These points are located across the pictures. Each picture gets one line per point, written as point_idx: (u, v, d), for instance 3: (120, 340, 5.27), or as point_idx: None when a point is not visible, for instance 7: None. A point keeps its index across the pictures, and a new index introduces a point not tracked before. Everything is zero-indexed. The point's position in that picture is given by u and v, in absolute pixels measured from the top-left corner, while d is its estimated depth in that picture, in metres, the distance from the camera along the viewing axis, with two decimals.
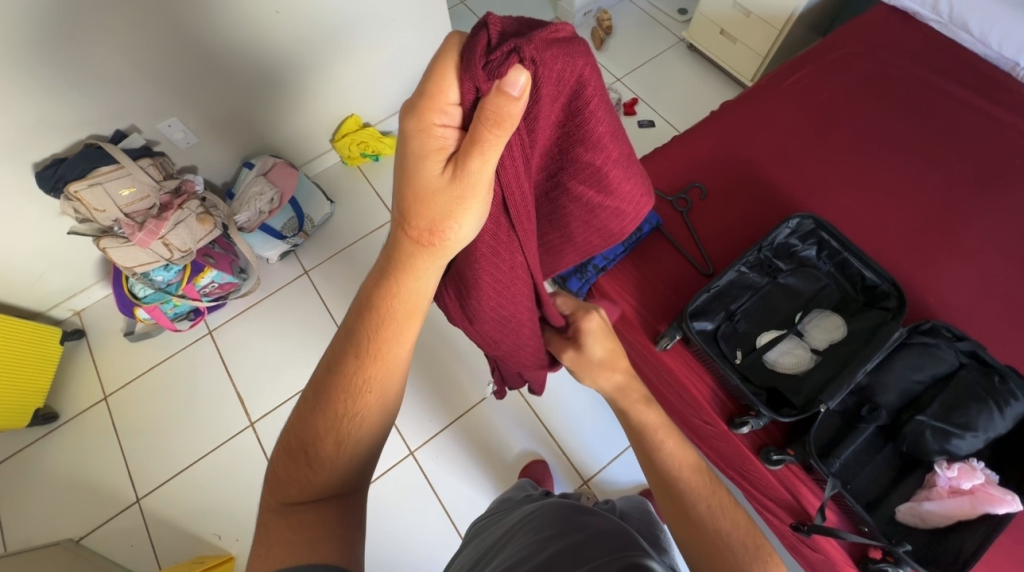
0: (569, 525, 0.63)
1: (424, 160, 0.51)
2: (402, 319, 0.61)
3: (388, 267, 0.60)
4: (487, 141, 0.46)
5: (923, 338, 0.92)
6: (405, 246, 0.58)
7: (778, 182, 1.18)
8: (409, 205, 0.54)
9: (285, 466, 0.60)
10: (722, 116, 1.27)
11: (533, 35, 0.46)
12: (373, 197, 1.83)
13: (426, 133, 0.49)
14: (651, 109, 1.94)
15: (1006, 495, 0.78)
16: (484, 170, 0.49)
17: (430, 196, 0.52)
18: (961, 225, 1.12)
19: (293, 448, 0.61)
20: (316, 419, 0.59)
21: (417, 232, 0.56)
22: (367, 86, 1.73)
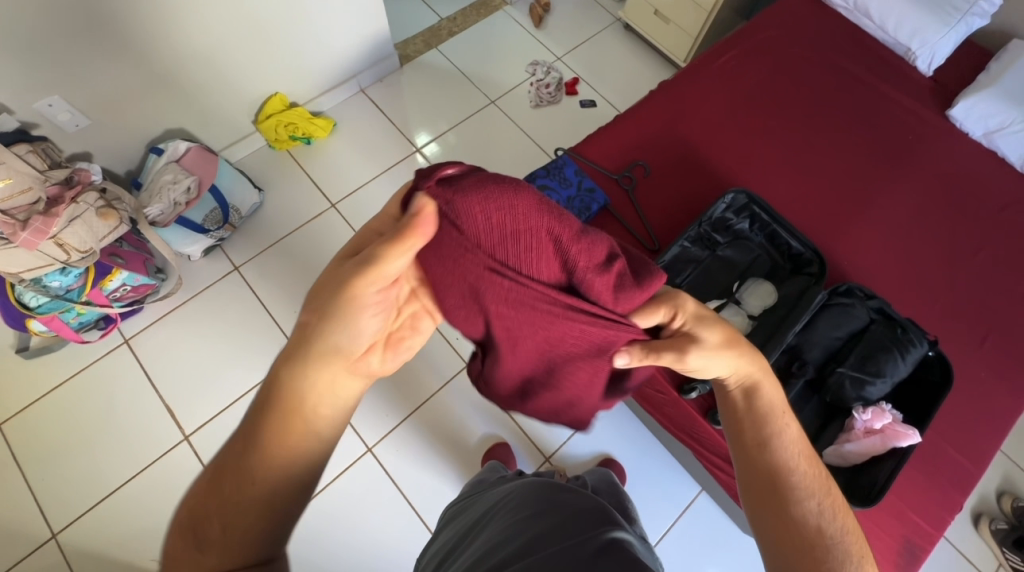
0: (543, 502, 0.65)
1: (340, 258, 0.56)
2: (307, 381, 0.55)
3: (289, 350, 0.56)
4: (385, 243, 0.51)
5: (841, 299, 1.02)
6: (305, 330, 0.55)
7: (713, 159, 1.24)
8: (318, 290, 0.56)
9: (175, 546, 0.52)
10: (660, 96, 1.31)
11: (434, 177, 0.54)
12: (308, 184, 1.70)
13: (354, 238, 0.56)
14: (592, 89, 1.96)
15: (908, 430, 0.89)
16: (376, 272, 0.51)
17: (333, 287, 0.53)
18: (869, 196, 1.24)
19: (186, 523, 0.53)
20: (206, 499, 0.52)
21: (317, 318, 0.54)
22: (291, 61, 1.59)
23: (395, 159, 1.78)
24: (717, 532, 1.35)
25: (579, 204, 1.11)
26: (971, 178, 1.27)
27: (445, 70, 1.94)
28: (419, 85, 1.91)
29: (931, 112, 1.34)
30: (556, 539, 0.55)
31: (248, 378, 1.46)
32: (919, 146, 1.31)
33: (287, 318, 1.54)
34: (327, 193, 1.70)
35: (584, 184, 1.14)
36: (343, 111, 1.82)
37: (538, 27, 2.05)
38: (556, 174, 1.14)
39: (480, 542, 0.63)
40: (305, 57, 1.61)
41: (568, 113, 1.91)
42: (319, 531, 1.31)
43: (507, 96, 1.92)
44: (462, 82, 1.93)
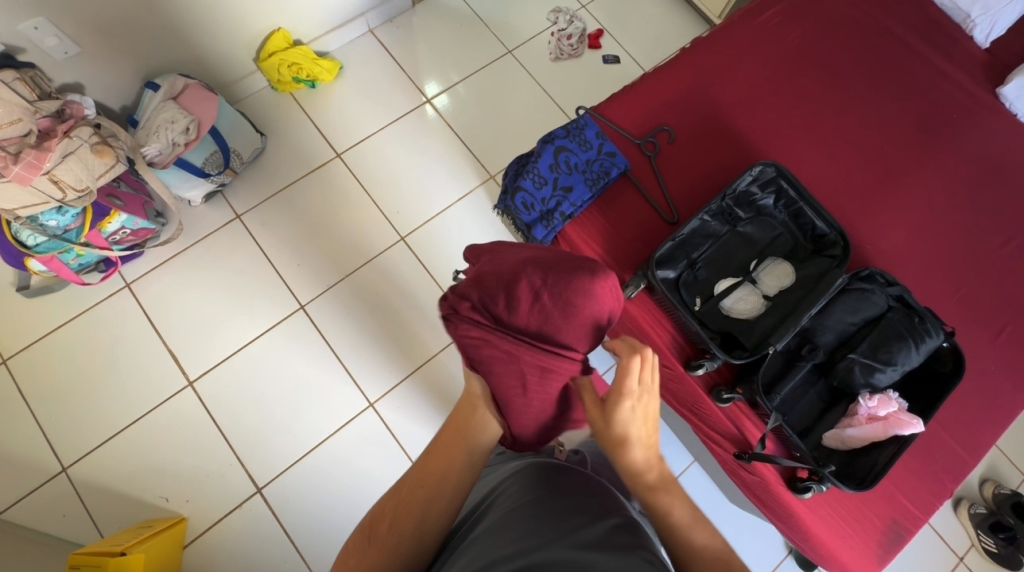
0: (552, 487, 0.67)
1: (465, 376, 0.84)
2: (454, 439, 0.77)
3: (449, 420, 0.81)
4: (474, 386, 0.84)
5: (861, 284, 0.99)
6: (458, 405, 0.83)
7: (743, 128, 1.17)
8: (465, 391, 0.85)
9: (355, 541, 0.66)
10: (693, 55, 1.21)
11: (453, 311, 0.83)
12: (312, 131, 1.62)
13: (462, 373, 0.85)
14: (616, 43, 1.82)
15: (912, 419, 0.89)
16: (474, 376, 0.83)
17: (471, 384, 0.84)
18: (902, 177, 1.18)
19: (370, 523, 0.67)
20: (388, 501, 0.69)
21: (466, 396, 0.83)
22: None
23: (404, 110, 1.69)
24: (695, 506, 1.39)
25: (598, 168, 1.05)
26: (1013, 164, 1.21)
27: (461, 12, 1.81)
28: (432, 28, 1.78)
29: (979, 88, 1.25)
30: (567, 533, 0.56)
31: (250, 328, 1.45)
32: (962, 126, 1.23)
33: (289, 271, 1.51)
34: (331, 142, 1.62)
35: (605, 148, 1.07)
36: (351, 53, 1.70)
37: None
38: (577, 135, 1.07)
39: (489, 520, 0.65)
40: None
41: (589, 69, 1.79)
42: (322, 476, 1.36)
43: (526, 46, 1.79)
44: (479, 27, 1.80)
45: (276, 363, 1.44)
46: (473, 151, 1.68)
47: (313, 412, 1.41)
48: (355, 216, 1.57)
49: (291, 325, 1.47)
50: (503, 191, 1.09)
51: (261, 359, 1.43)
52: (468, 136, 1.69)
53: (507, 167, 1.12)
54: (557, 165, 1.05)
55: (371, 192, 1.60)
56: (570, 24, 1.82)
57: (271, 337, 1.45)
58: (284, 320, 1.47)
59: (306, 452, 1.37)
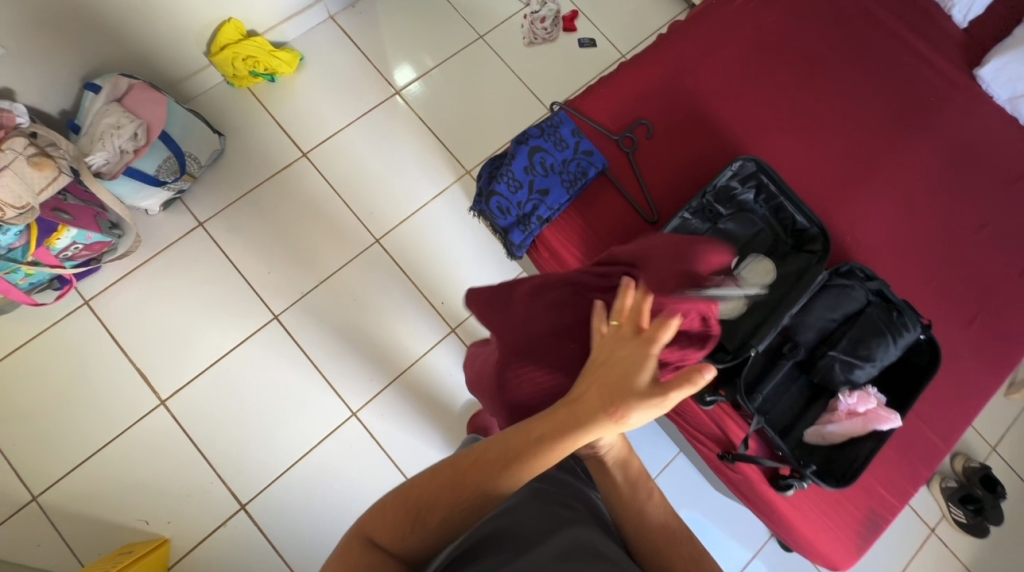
0: (526, 493, 0.66)
1: (635, 384, 0.53)
2: (562, 448, 0.56)
3: (577, 420, 0.55)
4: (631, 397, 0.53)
5: (840, 280, 0.99)
6: (600, 413, 0.54)
7: (722, 118, 1.14)
8: (615, 392, 0.54)
9: (398, 515, 0.54)
10: (670, 41, 1.16)
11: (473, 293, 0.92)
12: (274, 130, 1.53)
13: (639, 368, 0.53)
14: (592, 25, 1.75)
15: (890, 413, 0.90)
16: (650, 395, 0.53)
17: (635, 391, 0.53)
18: (882, 166, 1.17)
19: (421, 500, 0.54)
20: (460, 490, 0.54)
21: (615, 415, 0.54)
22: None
23: (372, 103, 1.60)
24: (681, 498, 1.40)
25: (575, 169, 1.01)
26: (988, 148, 1.21)
27: None
28: (397, 13, 1.68)
29: (956, 70, 1.23)
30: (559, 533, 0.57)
31: (222, 341, 1.39)
32: (940, 110, 1.21)
33: (259, 280, 1.44)
34: (296, 141, 1.54)
35: (581, 146, 1.03)
36: (312, 42, 1.60)
37: None
38: (553, 134, 1.02)
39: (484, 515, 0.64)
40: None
41: (565, 54, 1.72)
42: (306, 489, 1.34)
43: (498, 30, 1.71)
44: (447, 11, 1.70)
45: (251, 376, 1.39)
46: (447, 145, 1.61)
47: (293, 425, 1.37)
48: (326, 219, 1.51)
49: (265, 336, 1.41)
50: (477, 194, 1.04)
51: (237, 372, 1.38)
52: (442, 129, 1.62)
53: (482, 169, 1.06)
54: (532, 167, 1.00)
55: (341, 192, 1.53)
56: (543, 5, 1.74)
57: (243, 350, 1.40)
58: (256, 332, 1.41)
59: (288, 466, 1.34)
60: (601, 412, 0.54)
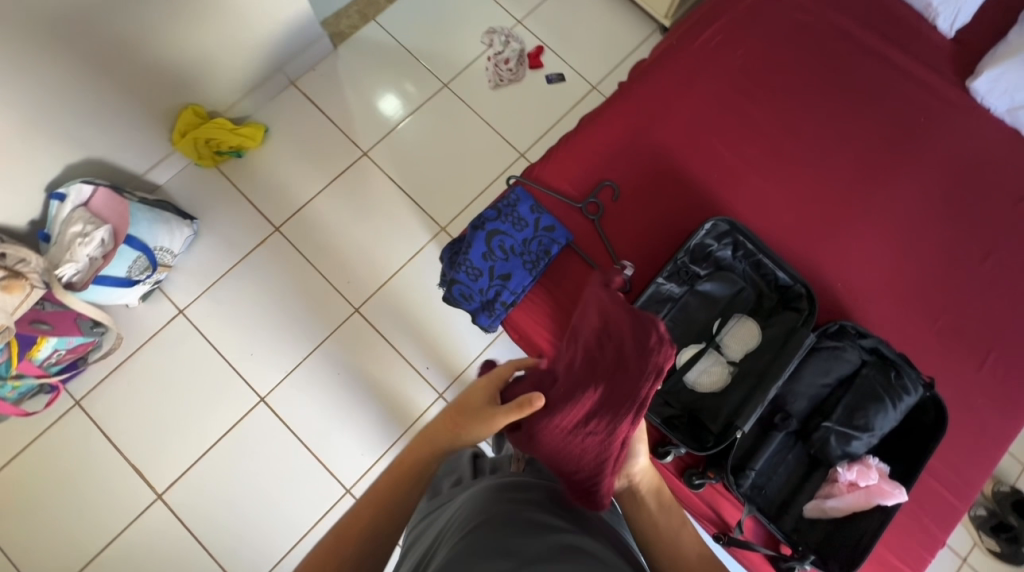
0: (496, 513, 0.58)
1: (473, 394, 0.72)
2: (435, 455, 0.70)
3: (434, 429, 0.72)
4: (471, 407, 0.69)
5: (830, 342, 0.92)
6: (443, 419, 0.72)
7: (692, 167, 1.08)
8: (459, 405, 0.71)
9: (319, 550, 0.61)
10: (630, 91, 1.11)
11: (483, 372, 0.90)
12: (246, 206, 1.52)
13: (472, 387, 0.73)
14: (559, 59, 1.69)
15: (895, 488, 0.84)
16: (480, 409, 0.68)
17: (473, 404, 0.69)
18: (872, 200, 1.09)
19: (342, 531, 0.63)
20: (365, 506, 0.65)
21: (457, 422, 0.70)
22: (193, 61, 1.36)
23: (342, 167, 1.58)
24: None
25: (536, 248, 0.97)
26: (989, 167, 1.11)
27: (387, 47, 1.67)
28: (359, 70, 1.65)
29: (946, 83, 1.15)
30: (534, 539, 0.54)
31: (213, 429, 1.39)
32: (933, 131, 1.13)
33: (244, 363, 1.44)
34: (269, 216, 1.53)
35: (541, 223, 0.99)
36: (276, 112, 1.59)
37: None
38: (509, 214, 0.99)
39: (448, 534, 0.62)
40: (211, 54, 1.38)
41: (533, 93, 1.66)
42: None
43: (462, 76, 1.67)
44: (410, 62, 1.67)
45: (244, 461, 1.38)
46: (420, 201, 1.58)
47: (289, 507, 1.37)
48: (305, 293, 1.49)
49: (254, 419, 1.41)
50: (440, 280, 1.02)
51: (232, 458, 1.38)
52: (413, 185, 1.59)
53: (443, 254, 1.04)
54: (491, 252, 0.97)
55: (318, 264, 1.52)
56: (506, 45, 1.69)
57: (235, 435, 1.40)
58: (246, 416, 1.41)
59: (289, 551, 1.33)
60: (449, 431, 0.69)
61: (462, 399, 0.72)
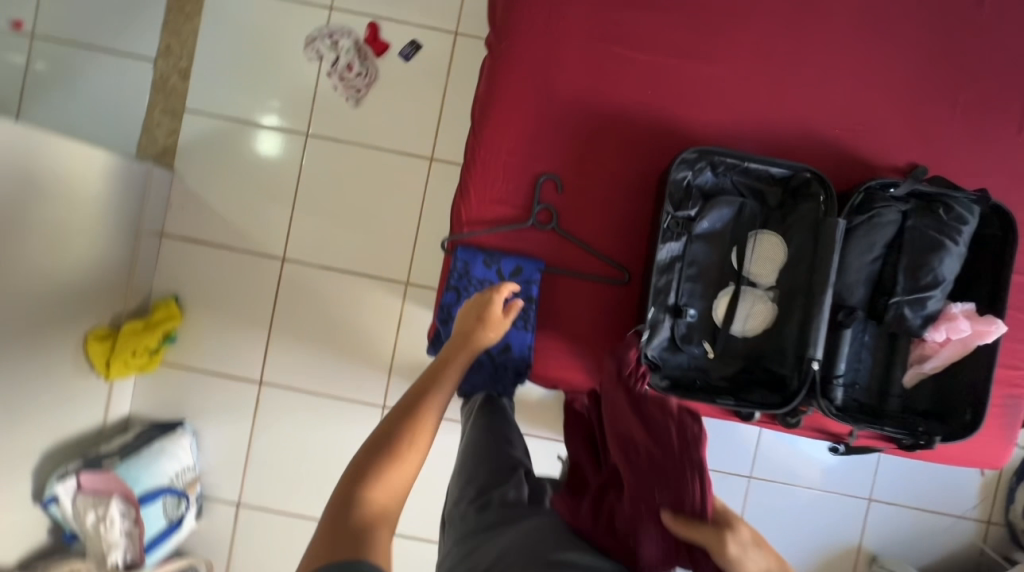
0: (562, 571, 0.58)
1: (482, 303, 0.81)
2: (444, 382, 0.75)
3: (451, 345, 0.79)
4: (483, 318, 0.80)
5: (863, 214, 0.80)
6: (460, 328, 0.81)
7: (620, 99, 0.87)
8: (473, 314, 0.82)
9: (352, 479, 0.62)
10: (505, 53, 0.87)
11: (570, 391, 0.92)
12: (219, 380, 1.40)
13: (481, 304, 0.82)
14: (399, 24, 1.36)
15: (989, 322, 0.78)
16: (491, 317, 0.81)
17: (481, 306, 0.82)
18: (830, 7, 0.87)
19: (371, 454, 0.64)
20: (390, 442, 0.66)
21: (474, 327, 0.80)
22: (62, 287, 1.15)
23: (272, 286, 1.40)
24: (782, 468, 1.40)
25: (517, 300, 0.86)
26: None
27: (224, 133, 1.39)
28: (215, 176, 1.40)
29: None
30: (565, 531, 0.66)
31: None
32: None
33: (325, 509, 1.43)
34: (245, 376, 1.41)
35: (505, 270, 0.86)
36: (174, 274, 1.39)
37: None
38: (468, 283, 0.87)
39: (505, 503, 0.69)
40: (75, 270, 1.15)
41: (399, 82, 1.37)
42: None
43: (316, 113, 1.38)
44: (256, 133, 1.39)
45: None
46: (367, 270, 1.39)
47: None
48: (329, 421, 1.42)
49: None
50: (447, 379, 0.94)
51: None
52: (350, 259, 1.39)
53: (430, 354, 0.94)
54: None
55: (320, 389, 1.40)
56: (336, 47, 1.37)
57: None
58: None
59: None
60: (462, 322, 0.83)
61: (470, 310, 0.82)
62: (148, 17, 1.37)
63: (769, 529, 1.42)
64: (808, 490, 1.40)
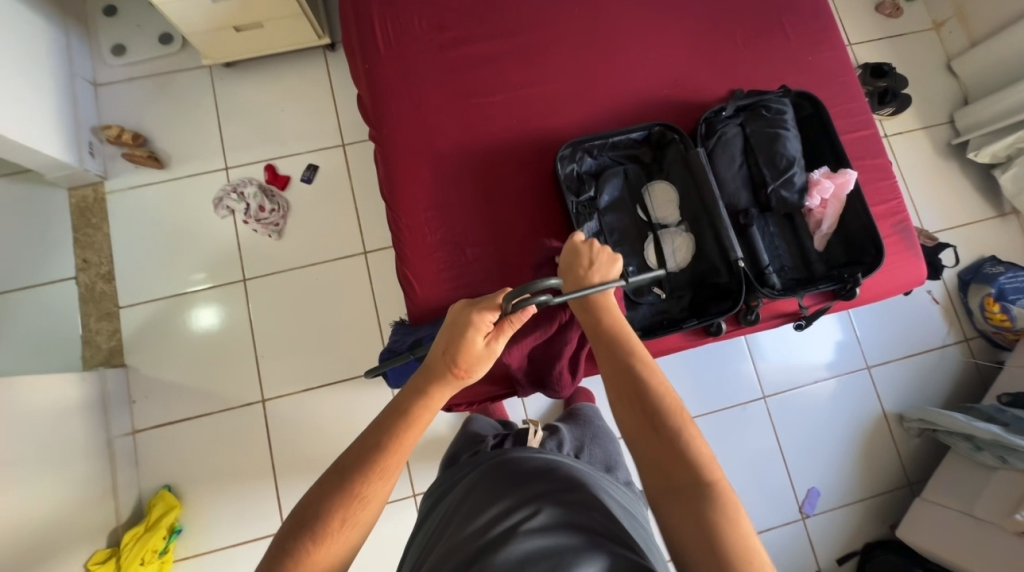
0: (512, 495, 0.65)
1: (471, 338, 0.68)
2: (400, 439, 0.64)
3: (420, 386, 0.69)
4: (467, 355, 0.69)
5: (713, 138, 0.99)
6: (439, 367, 0.69)
7: (495, 133, 1.04)
8: (455, 349, 0.68)
9: (289, 535, 0.57)
10: (389, 136, 1.02)
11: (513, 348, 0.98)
12: (237, 551, 1.31)
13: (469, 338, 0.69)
14: (292, 157, 1.52)
15: (843, 172, 0.95)
16: (479, 354, 0.70)
17: (472, 347, 0.69)
18: (617, 12, 1.11)
19: (307, 514, 0.58)
20: (328, 504, 0.59)
21: (454, 368, 0.69)
22: (36, 523, 1.09)
23: (260, 429, 1.38)
24: (787, 375, 1.50)
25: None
26: None
27: (164, 312, 1.43)
28: (170, 353, 1.41)
29: None
30: (571, 550, 0.55)
31: None
32: None
33: None
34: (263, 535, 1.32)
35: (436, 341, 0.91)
36: (157, 464, 1.35)
37: (166, 166, 1.50)
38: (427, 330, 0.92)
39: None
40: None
41: (310, 202, 1.50)
42: None
43: (246, 258, 1.46)
44: (194, 297, 1.44)
45: None
46: (348, 375, 1.42)
47: None
48: None
49: None
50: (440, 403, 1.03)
51: None
52: (325, 371, 1.42)
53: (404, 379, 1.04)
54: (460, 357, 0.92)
55: None
56: (243, 197, 1.48)
57: None
58: None
59: None
60: (450, 367, 0.69)
61: (459, 343, 0.69)
62: (59, 241, 1.44)
63: (806, 434, 1.48)
64: (816, 383, 1.50)
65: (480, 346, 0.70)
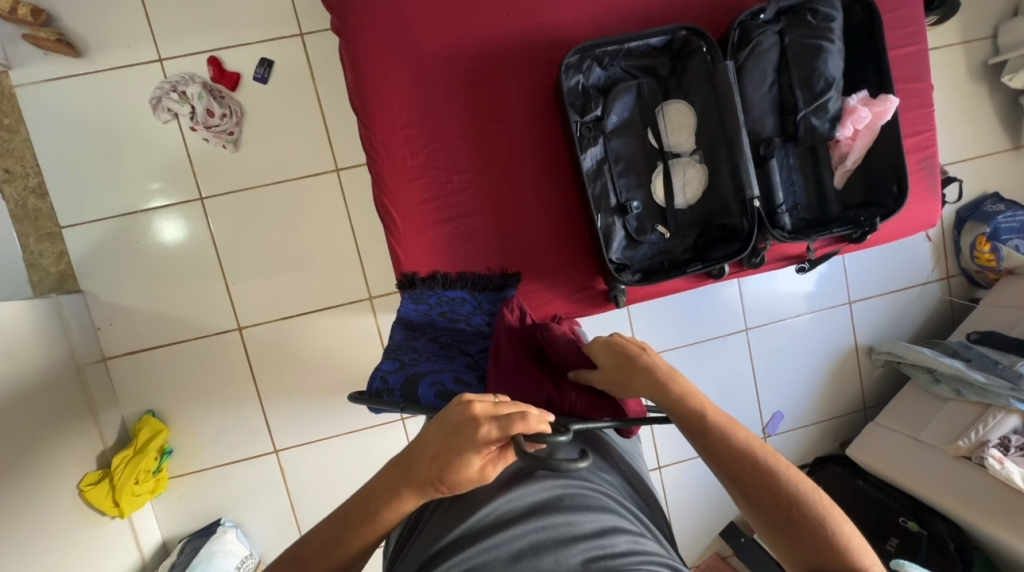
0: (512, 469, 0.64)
1: (462, 457, 0.51)
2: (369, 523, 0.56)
3: (398, 475, 0.56)
4: (453, 474, 0.52)
5: (745, 50, 0.85)
6: (422, 470, 0.54)
7: (488, 32, 0.85)
8: (441, 460, 0.52)
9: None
10: (357, 28, 0.83)
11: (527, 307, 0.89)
12: (233, 467, 1.36)
13: (459, 457, 0.51)
14: (240, 48, 1.26)
15: (884, 99, 0.84)
16: (468, 475, 0.52)
17: (461, 468, 0.52)
18: None
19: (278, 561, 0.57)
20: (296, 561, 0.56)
21: (437, 480, 0.53)
22: None
23: (241, 356, 1.34)
24: (771, 308, 1.51)
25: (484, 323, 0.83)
26: None
27: (114, 233, 1.29)
28: (129, 278, 1.30)
29: None
30: (591, 533, 0.56)
31: None
32: None
33: None
34: (257, 453, 1.36)
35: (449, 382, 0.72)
36: (137, 389, 1.32)
37: (84, 54, 1.23)
38: (419, 357, 0.76)
39: (463, 547, 0.54)
40: (33, 431, 1.07)
41: (268, 107, 1.29)
42: None
43: (200, 174, 1.29)
44: (146, 217, 1.29)
45: None
46: (327, 303, 1.35)
47: None
48: (356, 454, 1.40)
49: None
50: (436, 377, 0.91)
51: None
52: (303, 299, 1.35)
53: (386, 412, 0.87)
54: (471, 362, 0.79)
55: (335, 430, 1.38)
56: (185, 98, 1.24)
57: None
58: None
59: None
60: (433, 479, 0.53)
61: (449, 457, 0.52)
62: None
63: (781, 364, 1.54)
64: (798, 317, 1.52)
65: (472, 469, 0.52)
